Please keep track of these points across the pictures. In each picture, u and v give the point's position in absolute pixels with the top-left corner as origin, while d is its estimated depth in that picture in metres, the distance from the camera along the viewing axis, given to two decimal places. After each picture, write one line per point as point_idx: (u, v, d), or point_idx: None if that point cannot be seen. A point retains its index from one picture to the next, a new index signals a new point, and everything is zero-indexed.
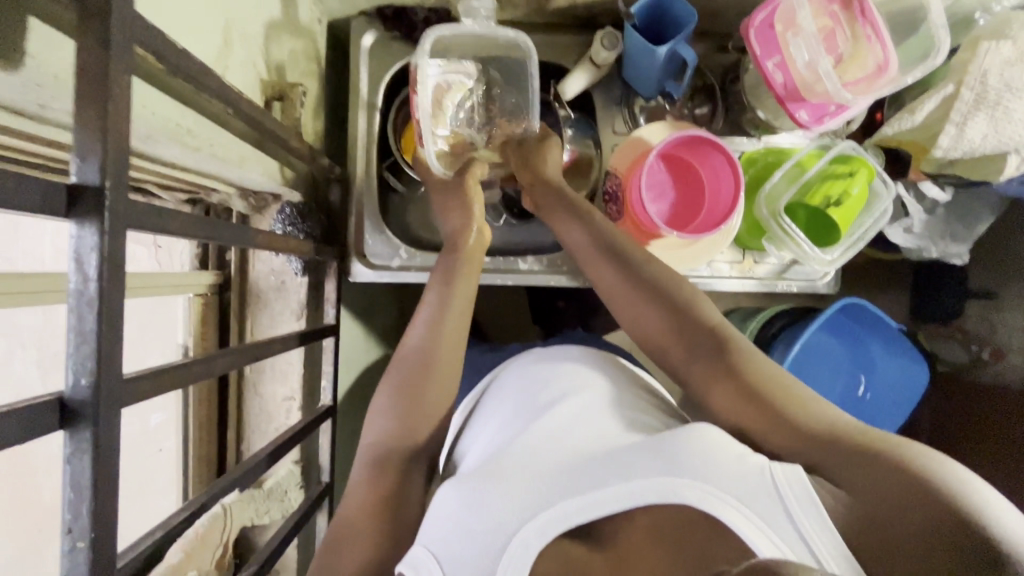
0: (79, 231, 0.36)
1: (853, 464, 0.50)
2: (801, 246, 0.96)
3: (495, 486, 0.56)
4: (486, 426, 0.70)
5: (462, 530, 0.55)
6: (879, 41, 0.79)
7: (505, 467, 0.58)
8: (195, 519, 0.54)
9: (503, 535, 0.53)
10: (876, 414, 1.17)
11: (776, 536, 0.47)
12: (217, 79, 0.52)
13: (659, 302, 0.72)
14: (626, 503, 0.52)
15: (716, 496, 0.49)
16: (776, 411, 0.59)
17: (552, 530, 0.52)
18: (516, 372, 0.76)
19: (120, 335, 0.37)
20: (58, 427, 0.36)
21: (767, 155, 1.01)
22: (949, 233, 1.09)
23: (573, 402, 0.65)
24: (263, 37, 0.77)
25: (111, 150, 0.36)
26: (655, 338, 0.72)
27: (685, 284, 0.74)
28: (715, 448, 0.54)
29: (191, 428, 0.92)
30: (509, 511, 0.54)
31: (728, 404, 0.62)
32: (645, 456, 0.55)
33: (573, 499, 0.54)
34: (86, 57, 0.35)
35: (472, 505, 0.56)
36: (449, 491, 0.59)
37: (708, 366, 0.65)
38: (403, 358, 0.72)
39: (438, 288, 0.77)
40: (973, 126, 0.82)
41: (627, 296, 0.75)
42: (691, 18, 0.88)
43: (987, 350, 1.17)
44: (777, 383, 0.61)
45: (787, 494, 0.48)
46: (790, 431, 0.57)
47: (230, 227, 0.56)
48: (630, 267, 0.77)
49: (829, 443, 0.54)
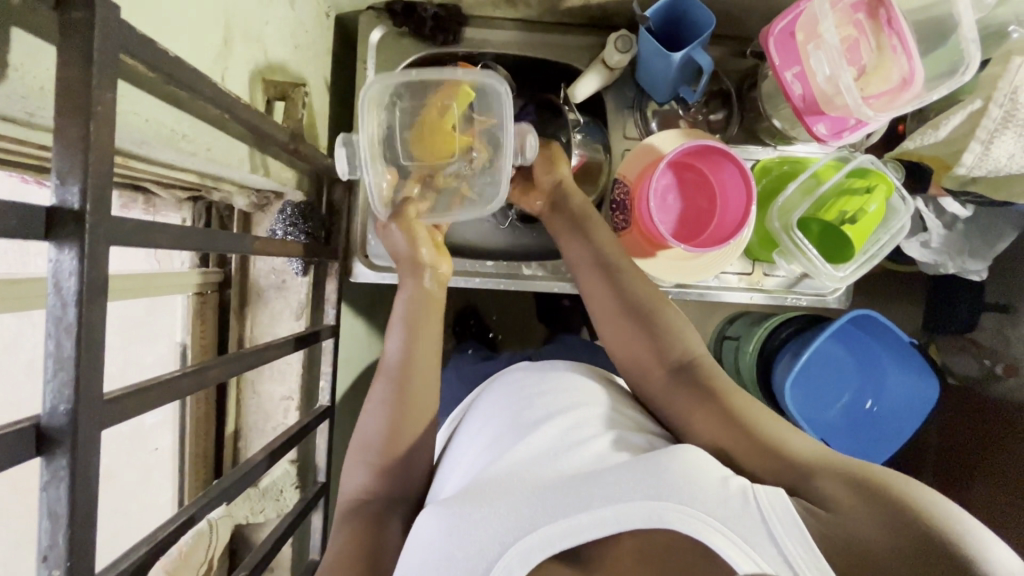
0: (58, 254, 0.34)
1: (839, 487, 0.49)
2: (811, 260, 0.92)
3: (478, 508, 0.52)
4: (467, 445, 0.68)
5: (443, 553, 0.50)
6: (905, 52, 0.75)
7: (485, 485, 0.55)
8: (184, 531, 0.54)
9: (487, 560, 0.49)
10: (883, 428, 1.14)
11: (759, 557, 0.45)
12: (211, 83, 0.50)
13: (642, 325, 0.71)
14: (609, 528, 0.49)
15: (699, 520, 0.47)
16: (758, 439, 0.57)
17: (536, 555, 0.49)
18: (493, 391, 0.74)
19: (100, 360, 0.36)
20: (35, 455, 0.35)
21: (782, 164, 0.98)
22: (968, 249, 1.05)
23: (558, 419, 0.62)
24: (267, 33, 0.75)
25: (93, 170, 0.34)
26: (635, 356, 0.70)
27: (668, 305, 0.73)
28: (701, 469, 0.51)
29: (188, 427, 0.93)
30: (491, 536, 0.50)
31: (709, 428, 0.60)
32: (631, 475, 0.52)
33: (558, 522, 0.49)
34: (67, 73, 0.34)
35: (455, 531, 0.51)
36: (430, 515, 0.54)
37: (690, 392, 0.64)
38: (385, 369, 0.72)
39: (400, 330, 0.74)
40: (1000, 145, 0.79)
41: (614, 312, 0.74)
42: (709, 22, 0.85)
43: (1000, 364, 1.13)
44: (758, 410, 0.60)
45: (775, 524, 0.46)
46: (773, 456, 0.55)
47: (223, 235, 0.55)
48: (617, 282, 0.76)
49: (813, 469, 0.52)
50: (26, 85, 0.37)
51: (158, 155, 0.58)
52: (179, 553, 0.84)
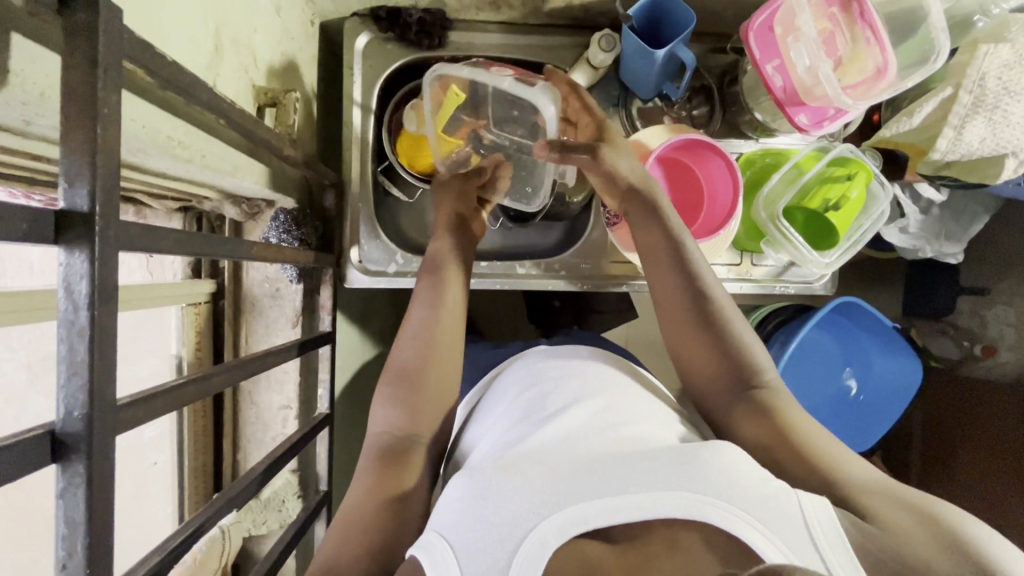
0: (68, 257, 0.34)
1: (886, 509, 0.51)
2: (797, 248, 0.95)
3: (512, 479, 0.51)
4: (489, 426, 0.68)
5: (479, 516, 0.49)
6: (878, 44, 0.78)
7: (522, 461, 0.54)
8: (194, 540, 0.53)
9: (520, 530, 0.48)
10: (869, 412, 1.18)
11: (790, 551, 0.45)
12: (208, 89, 0.50)
13: (703, 319, 0.68)
14: (645, 513, 0.48)
15: (737, 516, 0.47)
16: (805, 450, 0.58)
17: (570, 530, 0.48)
18: (529, 373, 0.72)
19: (113, 364, 0.36)
20: (50, 462, 0.34)
21: (765, 157, 1.02)
22: (945, 233, 1.09)
23: (586, 407, 0.62)
24: (255, 40, 0.75)
25: (101, 174, 0.34)
26: (691, 346, 0.68)
27: (731, 302, 0.70)
28: (739, 468, 0.51)
29: (187, 440, 0.91)
30: (525, 507, 0.49)
31: (755, 429, 0.61)
32: (668, 465, 0.51)
33: (592, 502, 0.49)
34: (73, 76, 0.34)
35: (487, 496, 0.50)
36: (462, 479, 0.53)
37: (742, 396, 0.64)
38: (400, 372, 0.71)
39: (427, 310, 0.76)
40: (971, 129, 0.82)
41: (676, 299, 0.70)
42: (690, 19, 0.87)
43: (978, 346, 1.17)
44: (805, 424, 0.61)
45: (817, 531, 0.47)
46: (818, 471, 0.56)
47: (225, 240, 0.55)
48: (687, 268, 0.71)
49: (861, 489, 0.53)
50: (27, 91, 0.37)
51: (153, 162, 0.57)
52: (194, 561, 0.86)
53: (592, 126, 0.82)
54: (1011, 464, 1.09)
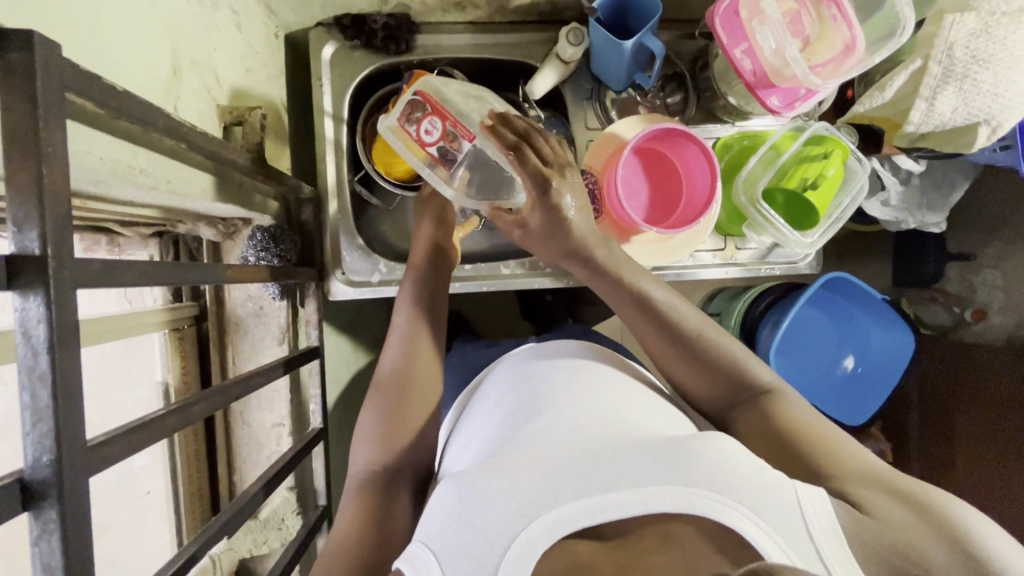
0: (22, 303, 0.33)
1: (874, 495, 0.51)
2: (779, 229, 0.94)
3: (498, 481, 0.50)
4: (478, 427, 0.68)
5: (466, 521, 0.49)
6: (845, 20, 0.78)
7: (508, 459, 0.53)
8: (187, 570, 0.53)
9: (508, 532, 0.48)
10: (865, 386, 1.18)
11: (784, 541, 0.45)
12: (165, 114, 0.50)
13: (671, 336, 0.68)
14: (636, 509, 0.48)
15: (732, 507, 0.47)
16: (798, 444, 0.58)
17: (559, 530, 0.47)
18: (511, 378, 0.71)
19: (79, 406, 0.36)
20: (21, 511, 0.34)
21: (741, 140, 1.02)
22: (926, 203, 1.09)
23: (570, 402, 0.61)
24: (215, 58, 0.73)
25: (50, 216, 0.34)
26: (671, 362, 0.68)
27: (698, 311, 0.70)
28: (733, 458, 0.51)
29: (180, 467, 0.91)
30: (513, 509, 0.49)
31: (753, 428, 0.62)
32: (657, 459, 0.51)
33: (581, 500, 0.49)
34: (13, 117, 0.33)
35: (472, 501, 0.50)
36: (448, 486, 0.53)
37: (737, 397, 0.65)
38: (383, 378, 0.72)
39: (406, 319, 0.77)
40: (943, 100, 0.82)
41: (642, 322, 0.70)
42: (655, 7, 0.86)
43: (970, 310, 1.19)
44: (796, 415, 0.61)
45: (813, 521, 0.47)
46: (811, 462, 0.57)
47: (195, 267, 0.54)
48: (641, 293, 0.71)
49: (851, 476, 0.54)
50: None
51: (118, 192, 0.56)
52: None
53: (535, 191, 0.72)
54: (1004, 428, 1.10)
